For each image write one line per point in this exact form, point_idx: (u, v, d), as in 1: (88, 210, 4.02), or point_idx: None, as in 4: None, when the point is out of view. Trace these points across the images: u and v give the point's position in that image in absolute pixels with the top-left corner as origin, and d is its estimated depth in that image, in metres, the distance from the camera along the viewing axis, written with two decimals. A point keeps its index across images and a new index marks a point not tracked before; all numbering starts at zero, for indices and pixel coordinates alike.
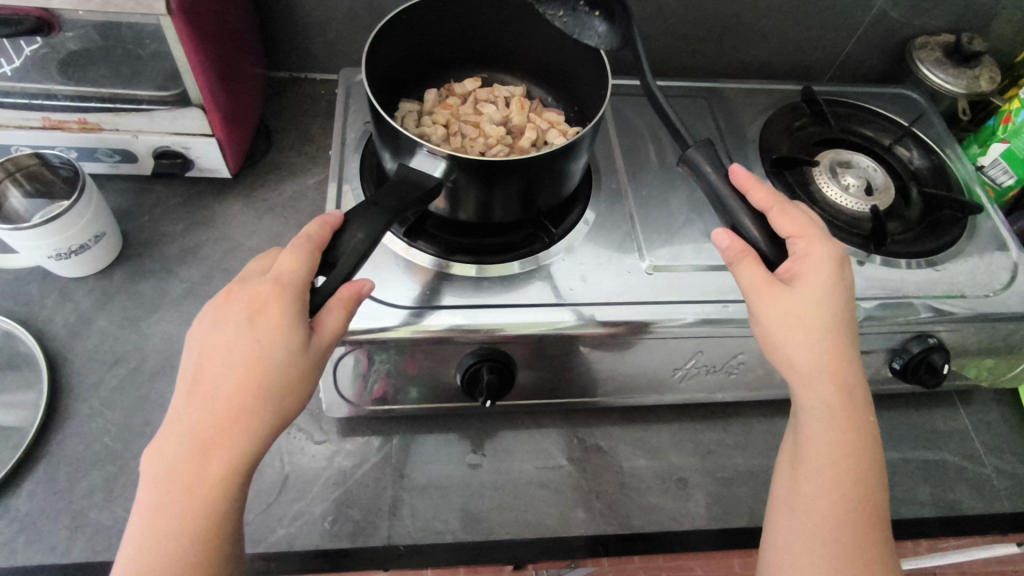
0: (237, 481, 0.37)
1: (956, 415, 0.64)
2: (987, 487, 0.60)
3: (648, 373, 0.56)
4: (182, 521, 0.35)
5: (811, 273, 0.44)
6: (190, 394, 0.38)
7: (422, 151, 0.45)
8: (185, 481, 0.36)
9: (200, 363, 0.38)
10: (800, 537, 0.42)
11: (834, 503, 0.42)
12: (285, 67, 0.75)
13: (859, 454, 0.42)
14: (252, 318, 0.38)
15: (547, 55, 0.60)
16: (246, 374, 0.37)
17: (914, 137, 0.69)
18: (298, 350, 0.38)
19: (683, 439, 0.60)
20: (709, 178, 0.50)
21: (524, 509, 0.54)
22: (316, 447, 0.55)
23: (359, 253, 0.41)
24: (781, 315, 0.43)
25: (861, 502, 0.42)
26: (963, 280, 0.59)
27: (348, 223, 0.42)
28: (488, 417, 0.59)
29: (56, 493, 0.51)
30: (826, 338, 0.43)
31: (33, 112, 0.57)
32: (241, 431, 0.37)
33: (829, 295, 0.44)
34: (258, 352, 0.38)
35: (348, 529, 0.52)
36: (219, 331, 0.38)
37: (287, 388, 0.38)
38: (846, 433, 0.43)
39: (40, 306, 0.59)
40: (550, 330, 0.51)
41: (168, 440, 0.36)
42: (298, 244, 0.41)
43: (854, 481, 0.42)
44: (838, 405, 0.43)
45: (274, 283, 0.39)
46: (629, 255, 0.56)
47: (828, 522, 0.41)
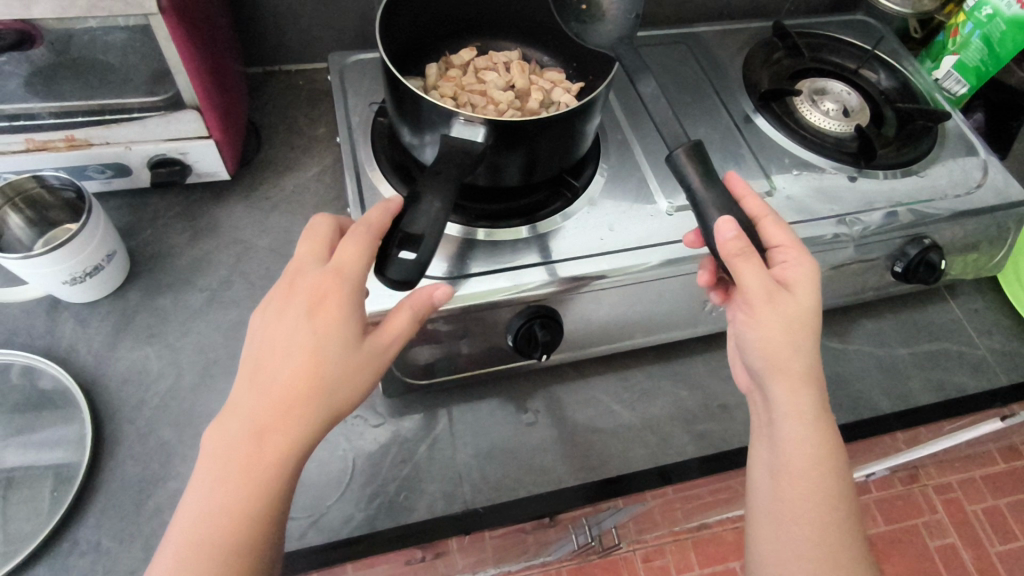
0: (289, 470, 0.38)
1: (949, 307, 0.69)
2: (985, 366, 0.66)
3: (680, 309, 0.59)
4: (236, 503, 0.36)
5: (803, 282, 0.45)
6: (250, 379, 0.39)
7: (459, 120, 0.45)
8: (241, 466, 0.36)
9: (262, 348, 0.39)
10: (797, 542, 0.41)
11: (826, 509, 0.42)
12: (259, 62, 0.73)
13: (840, 461, 0.43)
14: (312, 312, 0.39)
15: (553, 33, 0.61)
16: (304, 361, 0.38)
17: (877, 60, 0.73)
18: (353, 343, 0.40)
19: (717, 367, 0.63)
20: (692, 181, 0.48)
21: (586, 455, 0.57)
22: (374, 430, 0.56)
23: (441, 220, 0.41)
24: (779, 320, 0.43)
25: (848, 509, 0.42)
26: (944, 183, 0.64)
27: (420, 195, 0.42)
28: (533, 376, 0.61)
29: (124, 518, 0.50)
30: (812, 346, 0.44)
31: (15, 135, 0.54)
32: (297, 418, 0.38)
33: (816, 304, 0.45)
34: (317, 342, 0.39)
35: (423, 501, 0.53)
36: (279, 318, 0.40)
37: (344, 378, 0.39)
38: (830, 441, 0.43)
39: (58, 337, 0.56)
40: (530, 292, 0.52)
41: (231, 419, 0.38)
42: (356, 235, 0.41)
43: (840, 487, 0.43)
44: (822, 413, 0.43)
45: (334, 274, 0.40)
46: (648, 201, 0.59)
47: (819, 529, 0.41)
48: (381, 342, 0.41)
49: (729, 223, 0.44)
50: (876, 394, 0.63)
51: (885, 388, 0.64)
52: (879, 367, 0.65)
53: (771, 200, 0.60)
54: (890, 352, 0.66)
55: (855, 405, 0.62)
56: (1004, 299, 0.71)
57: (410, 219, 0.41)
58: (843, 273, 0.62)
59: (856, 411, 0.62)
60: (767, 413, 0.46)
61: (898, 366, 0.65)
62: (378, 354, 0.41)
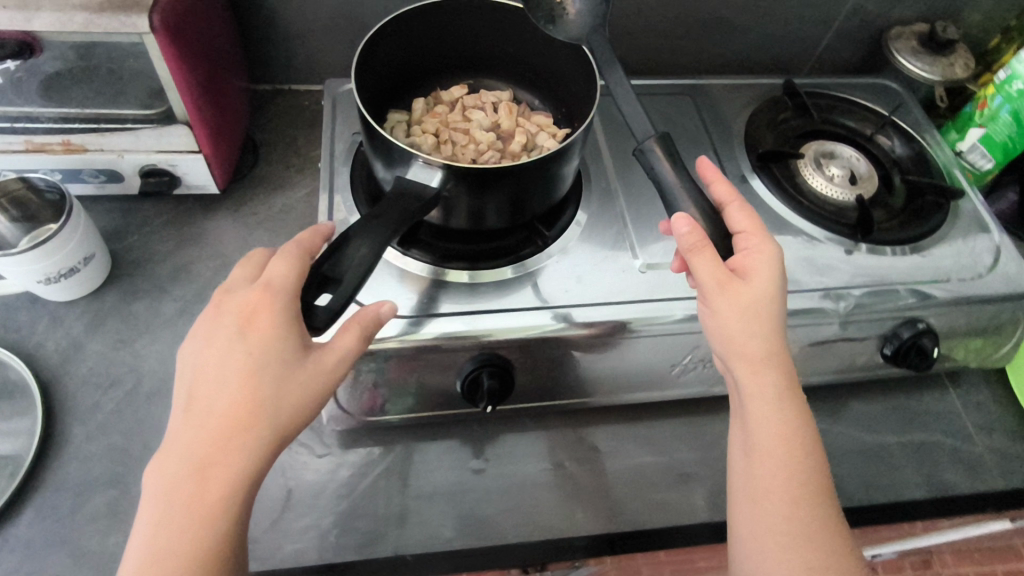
0: (240, 496, 0.36)
1: (947, 396, 0.65)
2: (980, 466, 0.61)
3: (647, 371, 0.57)
4: (183, 542, 0.34)
5: (765, 267, 0.44)
6: (185, 413, 0.37)
7: (418, 162, 0.45)
8: (186, 501, 0.35)
9: (193, 379, 0.38)
10: (771, 529, 0.41)
11: (796, 490, 0.42)
12: (268, 79, 0.75)
13: (807, 438, 0.43)
14: (243, 331, 0.38)
15: (538, 63, 0.60)
16: (242, 387, 0.37)
17: (894, 126, 0.70)
18: (292, 362, 0.38)
19: (683, 433, 0.60)
20: (662, 170, 0.48)
21: (530, 512, 0.55)
22: (318, 460, 0.56)
23: (363, 267, 0.40)
24: (740, 310, 0.43)
25: (819, 486, 0.43)
26: (949, 264, 0.60)
27: (350, 237, 0.42)
28: (489, 422, 0.59)
29: (57, 520, 0.50)
30: (775, 329, 0.44)
31: (15, 136, 0.56)
32: (240, 445, 0.36)
33: (779, 288, 0.45)
34: (254, 366, 0.38)
35: (355, 541, 0.52)
36: (210, 346, 0.39)
37: (285, 400, 0.38)
38: (794, 419, 0.43)
39: (31, 332, 0.58)
40: (536, 333, 0.52)
41: (168, 458, 0.36)
42: (286, 253, 0.42)
43: (809, 466, 0.43)
44: (786, 395, 0.44)
45: (262, 290, 0.39)
46: (623, 254, 0.57)
47: (790, 511, 0.42)
48: (324, 360, 0.40)
49: (684, 218, 0.45)
50: (855, 483, 0.59)
51: (865, 477, 0.59)
52: (861, 452, 0.61)
53: None
54: (876, 439, 0.62)
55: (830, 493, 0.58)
56: (1011, 394, 0.66)
57: (336, 261, 0.41)
58: (828, 350, 0.58)
59: None
60: (735, 400, 0.46)
61: (882, 455, 0.61)
62: (322, 369, 0.39)
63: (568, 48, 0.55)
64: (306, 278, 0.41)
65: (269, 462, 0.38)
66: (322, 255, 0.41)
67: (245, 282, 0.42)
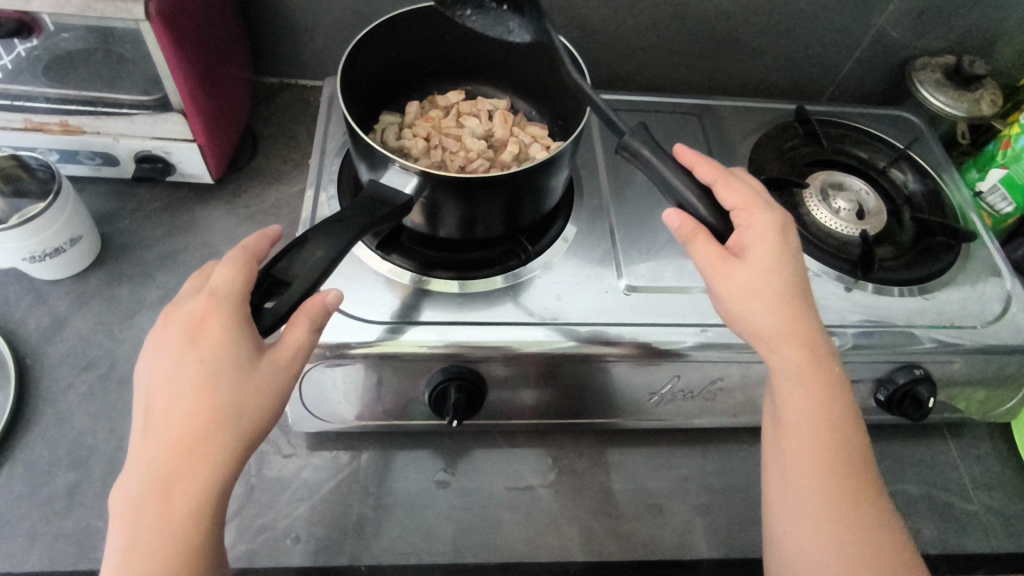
0: (211, 505, 0.36)
1: (946, 448, 0.62)
2: (976, 525, 0.57)
3: (624, 397, 0.55)
4: (157, 557, 0.34)
5: (762, 243, 0.44)
6: (143, 427, 0.36)
7: (394, 166, 0.44)
8: (153, 516, 0.35)
9: (149, 395, 0.37)
10: (805, 507, 0.42)
11: (829, 462, 0.42)
12: (275, 73, 0.75)
13: (835, 404, 0.43)
14: (194, 340, 0.37)
15: (534, 73, 0.59)
16: (198, 398, 0.36)
17: (910, 160, 0.67)
18: (246, 365, 0.37)
19: (660, 463, 0.58)
20: (650, 163, 0.46)
21: (492, 532, 0.53)
22: (282, 461, 0.55)
23: (316, 271, 0.39)
24: (744, 296, 0.43)
25: (848, 451, 0.43)
26: (955, 309, 0.57)
27: (306, 238, 0.40)
28: (460, 435, 0.58)
29: (17, 499, 0.50)
30: (789, 302, 0.43)
31: (14, 113, 0.57)
32: (203, 455, 0.36)
33: (782, 260, 0.44)
34: (208, 376, 0.37)
35: (310, 546, 0.51)
36: (164, 360, 0.38)
37: (244, 405, 0.37)
38: (822, 387, 0.43)
39: (14, 308, 0.59)
40: (539, 351, 0.50)
41: (130, 478, 0.35)
42: (232, 260, 0.40)
43: (838, 433, 0.43)
44: (808, 366, 0.43)
45: (208, 299, 0.38)
46: (608, 274, 0.55)
47: (824, 485, 0.42)
48: (279, 361, 0.39)
49: (677, 212, 0.46)
50: None
51: None
52: None
53: None
54: None
55: None
56: (1016, 451, 0.62)
57: (289, 262, 0.40)
58: None
59: None
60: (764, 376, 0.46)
61: None
62: (280, 370, 0.39)
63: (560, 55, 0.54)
64: (253, 282, 0.39)
65: (241, 466, 0.37)
66: (274, 256, 0.40)
67: (193, 292, 0.41)
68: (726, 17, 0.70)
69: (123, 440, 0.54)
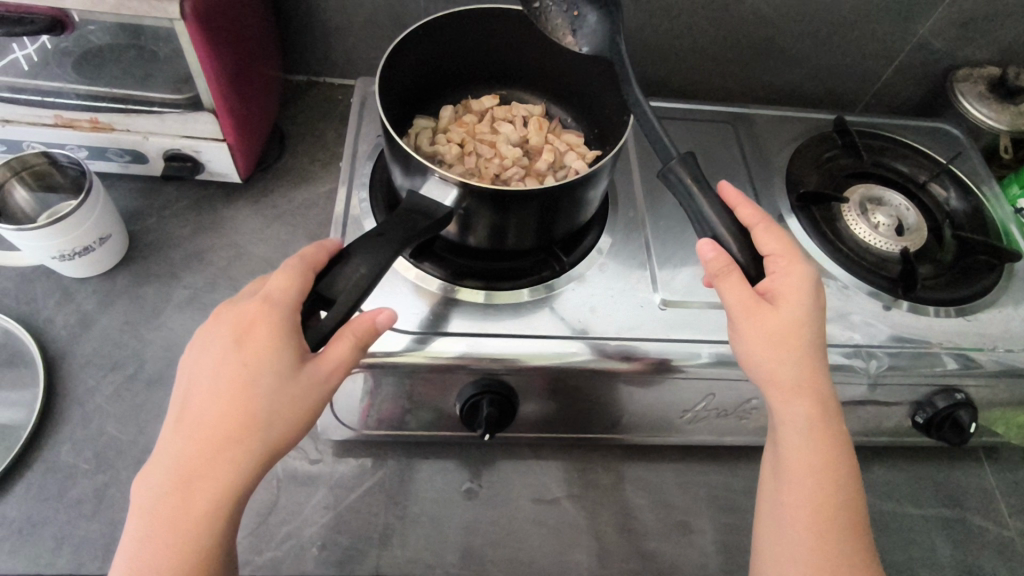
0: (225, 510, 0.36)
1: (981, 472, 0.60)
2: (1010, 552, 0.56)
3: (656, 412, 0.54)
4: (167, 555, 0.35)
5: (796, 292, 0.42)
6: (178, 422, 0.36)
7: (433, 177, 0.43)
8: (170, 513, 0.35)
9: (189, 387, 0.37)
10: (796, 561, 0.41)
11: (825, 523, 0.41)
12: (304, 71, 0.74)
13: (841, 466, 0.42)
14: (239, 343, 0.36)
15: (571, 79, 0.58)
16: (233, 402, 0.36)
17: (952, 177, 0.65)
18: (284, 378, 0.36)
19: (689, 479, 0.57)
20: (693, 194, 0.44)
21: (518, 546, 0.53)
22: (308, 467, 0.54)
23: (361, 287, 0.38)
24: (765, 339, 0.42)
25: (848, 516, 0.42)
26: (997, 332, 0.56)
27: (350, 253, 0.39)
28: (487, 446, 0.57)
29: (45, 500, 0.50)
30: (812, 356, 0.42)
31: (45, 109, 0.56)
32: (226, 461, 0.35)
33: (813, 313, 0.42)
34: (246, 379, 0.36)
35: (336, 556, 0.51)
36: (206, 357, 0.37)
37: (276, 416, 0.36)
38: (829, 447, 0.42)
39: (42, 306, 0.59)
40: (558, 363, 0.49)
41: (157, 469, 0.36)
42: (290, 265, 0.39)
43: (839, 493, 0.42)
44: (822, 423, 0.42)
45: (261, 304, 0.37)
46: (643, 288, 0.54)
47: (818, 545, 0.41)
48: (318, 376, 0.37)
49: (711, 243, 0.43)
50: None
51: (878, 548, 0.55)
52: (878, 521, 0.57)
53: None
54: (895, 509, 0.58)
55: None
56: None
57: (330, 278, 0.38)
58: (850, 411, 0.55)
59: None
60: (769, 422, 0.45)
61: (900, 527, 0.57)
62: (315, 387, 0.37)
63: (601, 61, 0.53)
64: (306, 293, 0.38)
65: (261, 475, 0.37)
66: (321, 268, 0.39)
67: (251, 291, 0.40)
68: (766, 23, 0.68)
69: (149, 442, 0.54)
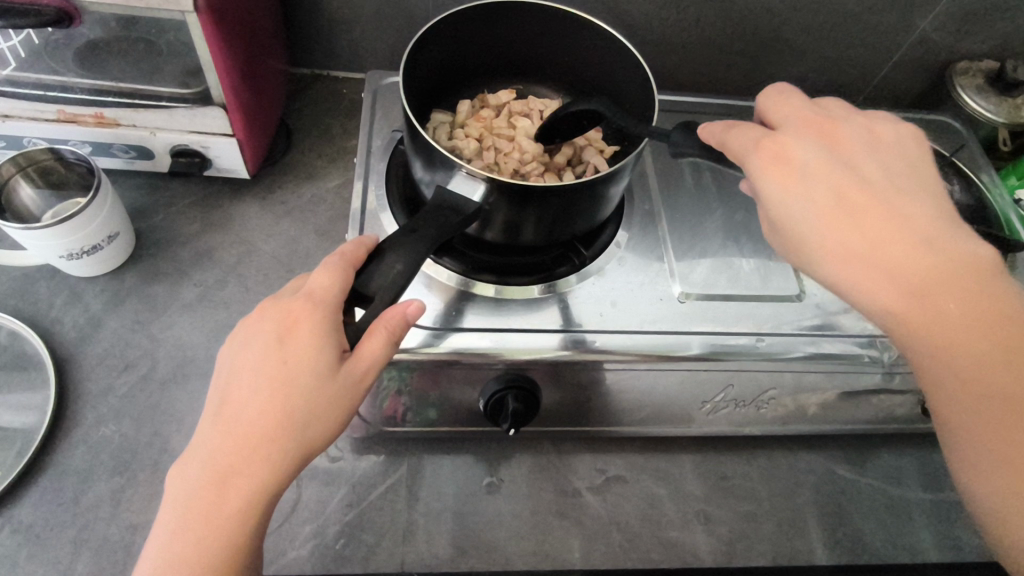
0: (259, 509, 0.35)
1: None
2: None
3: (675, 404, 0.54)
4: (198, 554, 0.34)
5: (775, 188, 0.39)
6: (214, 417, 0.36)
7: (461, 172, 0.43)
8: (203, 511, 0.34)
9: (227, 383, 0.37)
10: (984, 460, 0.36)
11: (990, 394, 0.36)
12: (307, 64, 0.73)
13: (964, 316, 0.36)
14: (281, 339, 0.36)
15: (588, 74, 0.58)
16: (272, 399, 0.35)
17: (954, 169, 0.67)
18: (323, 374, 0.36)
19: (706, 469, 0.58)
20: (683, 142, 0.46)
21: (542, 540, 0.53)
22: (329, 465, 0.54)
23: (398, 285, 0.39)
24: (802, 262, 0.39)
25: (1008, 371, 0.36)
26: None
27: (387, 249, 0.40)
28: (507, 440, 0.57)
29: (61, 505, 0.49)
30: (848, 235, 0.37)
31: (48, 104, 0.55)
32: (262, 458, 0.35)
33: (813, 192, 0.38)
34: (285, 377, 0.35)
35: (360, 553, 0.51)
36: (247, 352, 0.37)
37: (313, 416, 0.35)
38: (932, 317, 0.36)
39: (48, 306, 0.57)
40: (541, 358, 0.49)
41: (192, 464, 0.35)
42: (330, 263, 0.39)
43: (992, 351, 0.36)
44: (912, 292, 0.36)
45: (303, 301, 0.37)
46: (661, 281, 0.54)
47: (1004, 426, 0.36)
48: (355, 375, 0.36)
49: (744, 186, 0.45)
50: (876, 536, 0.57)
51: (889, 532, 0.57)
52: (889, 506, 0.58)
53: (798, 303, 0.54)
54: (905, 494, 0.59)
55: (852, 546, 0.56)
56: None
57: (367, 275, 0.39)
58: (861, 399, 0.56)
59: (849, 552, 0.56)
60: None
61: (911, 511, 0.58)
62: (352, 384, 0.36)
63: (617, 56, 0.54)
64: (348, 292, 0.38)
65: (295, 475, 0.36)
66: (359, 266, 0.40)
67: (292, 289, 0.40)
68: (772, 17, 0.69)
69: (166, 443, 0.53)
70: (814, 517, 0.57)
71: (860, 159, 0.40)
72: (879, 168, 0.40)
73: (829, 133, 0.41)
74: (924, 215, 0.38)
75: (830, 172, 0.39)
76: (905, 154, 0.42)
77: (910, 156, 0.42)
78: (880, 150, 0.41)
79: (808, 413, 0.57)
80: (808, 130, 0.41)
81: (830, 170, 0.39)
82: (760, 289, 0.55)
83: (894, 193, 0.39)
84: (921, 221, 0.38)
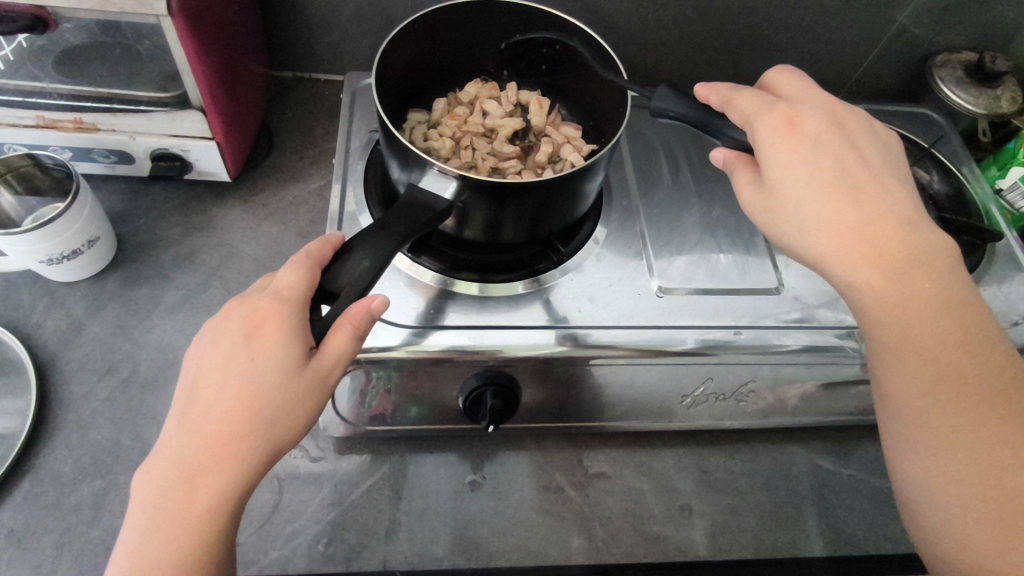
0: (229, 505, 0.35)
1: None
2: None
3: (658, 398, 0.55)
4: (169, 552, 0.34)
5: (784, 151, 0.40)
6: (183, 415, 0.36)
7: (432, 170, 0.43)
8: (172, 507, 0.34)
9: (194, 382, 0.37)
10: (923, 439, 0.40)
11: (943, 371, 0.39)
12: (289, 67, 0.73)
13: (931, 297, 0.39)
14: (249, 337, 0.37)
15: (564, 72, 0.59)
16: (240, 397, 0.35)
17: (934, 159, 0.67)
18: (289, 372, 0.36)
19: (688, 463, 0.58)
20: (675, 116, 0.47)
21: (525, 536, 0.53)
22: (312, 464, 0.54)
23: (364, 281, 0.39)
24: (787, 230, 0.41)
25: (958, 352, 0.39)
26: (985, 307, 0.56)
27: (353, 248, 0.40)
28: (489, 437, 0.58)
29: (43, 509, 0.49)
30: (843, 206, 0.40)
31: (27, 111, 0.55)
32: (230, 455, 0.35)
33: (819, 164, 0.40)
34: (251, 375, 0.36)
35: (343, 552, 0.51)
36: (216, 352, 0.37)
37: (282, 412, 0.36)
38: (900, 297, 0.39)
39: (30, 312, 0.58)
40: (522, 353, 0.49)
41: (160, 462, 0.35)
42: (297, 261, 0.39)
43: (943, 329, 0.39)
44: (889, 268, 0.39)
45: (271, 300, 0.37)
46: (639, 276, 0.55)
47: (948, 402, 0.39)
48: (322, 372, 0.37)
49: (717, 154, 0.46)
50: (860, 528, 0.57)
51: (873, 522, 0.57)
52: (872, 496, 0.58)
53: (777, 295, 0.55)
54: (887, 485, 0.59)
55: (835, 537, 0.56)
56: None
57: (334, 273, 0.39)
58: (842, 391, 0.56)
59: (833, 544, 0.56)
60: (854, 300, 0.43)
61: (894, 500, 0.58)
62: (320, 382, 0.37)
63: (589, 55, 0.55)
64: (316, 290, 0.38)
65: (266, 471, 0.36)
66: (325, 263, 0.40)
67: (260, 288, 0.40)
68: (750, 12, 0.69)
69: (148, 445, 0.53)
70: (795, 507, 0.57)
71: (859, 141, 0.43)
72: (873, 153, 0.43)
73: (838, 112, 0.44)
74: (902, 203, 0.41)
75: (834, 147, 0.41)
76: (887, 145, 0.45)
77: (892, 146, 0.45)
78: (872, 134, 0.44)
79: (789, 406, 0.57)
80: (819, 105, 0.44)
81: (835, 146, 0.41)
82: (737, 283, 0.55)
83: (884, 177, 0.42)
84: (901, 207, 0.41)
